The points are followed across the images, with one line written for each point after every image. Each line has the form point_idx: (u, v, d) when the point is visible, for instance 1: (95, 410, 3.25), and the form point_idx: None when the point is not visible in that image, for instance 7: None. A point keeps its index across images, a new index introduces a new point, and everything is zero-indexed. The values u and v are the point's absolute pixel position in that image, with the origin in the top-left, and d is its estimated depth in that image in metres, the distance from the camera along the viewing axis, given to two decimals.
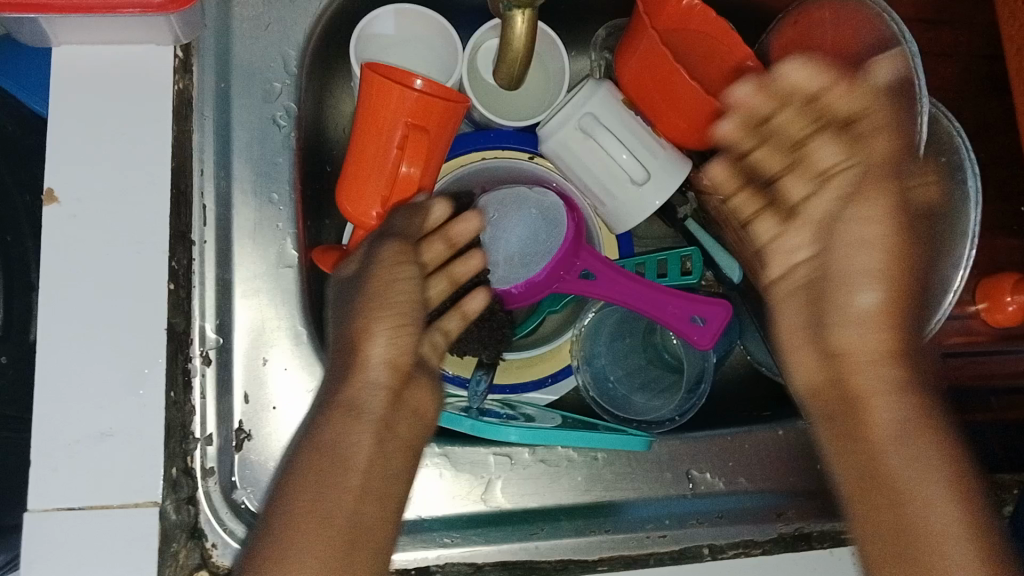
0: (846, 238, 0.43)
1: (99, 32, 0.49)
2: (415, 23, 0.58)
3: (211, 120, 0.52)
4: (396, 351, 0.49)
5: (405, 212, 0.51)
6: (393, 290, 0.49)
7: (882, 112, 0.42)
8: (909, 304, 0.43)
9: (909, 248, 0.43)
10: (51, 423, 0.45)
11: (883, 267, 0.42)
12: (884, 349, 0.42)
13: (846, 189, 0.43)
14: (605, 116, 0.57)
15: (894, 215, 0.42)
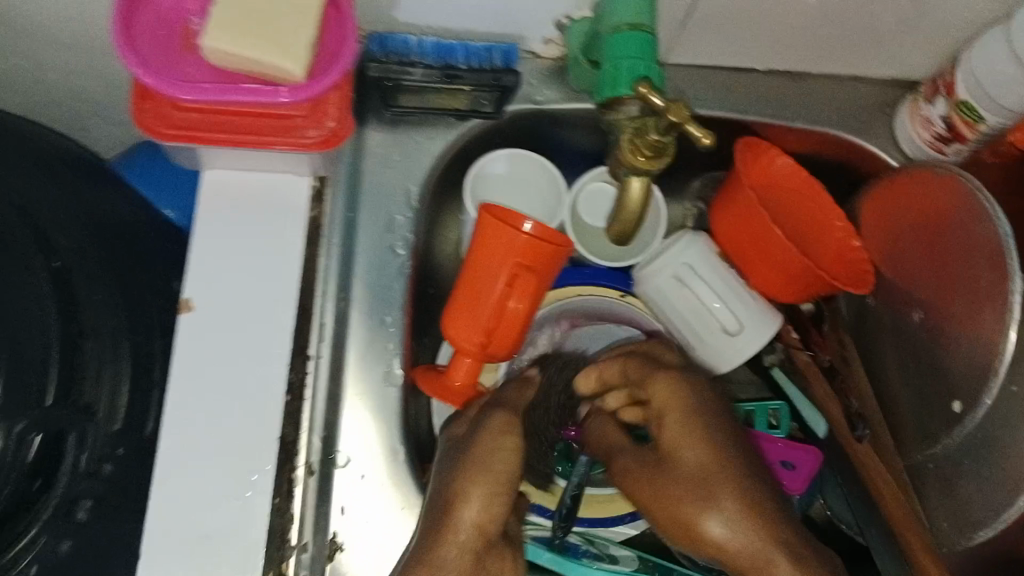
0: (684, 463, 0.49)
1: (248, 162, 0.54)
2: (527, 165, 0.63)
3: (338, 245, 0.57)
4: (485, 519, 0.51)
5: (516, 387, 0.58)
6: (490, 459, 0.52)
7: (680, 385, 0.53)
8: (749, 491, 0.48)
9: (737, 466, 0.48)
10: (164, 520, 0.48)
11: (716, 486, 0.48)
12: (753, 547, 0.46)
13: (675, 425, 0.51)
14: (700, 265, 0.60)
15: (705, 436, 0.50)
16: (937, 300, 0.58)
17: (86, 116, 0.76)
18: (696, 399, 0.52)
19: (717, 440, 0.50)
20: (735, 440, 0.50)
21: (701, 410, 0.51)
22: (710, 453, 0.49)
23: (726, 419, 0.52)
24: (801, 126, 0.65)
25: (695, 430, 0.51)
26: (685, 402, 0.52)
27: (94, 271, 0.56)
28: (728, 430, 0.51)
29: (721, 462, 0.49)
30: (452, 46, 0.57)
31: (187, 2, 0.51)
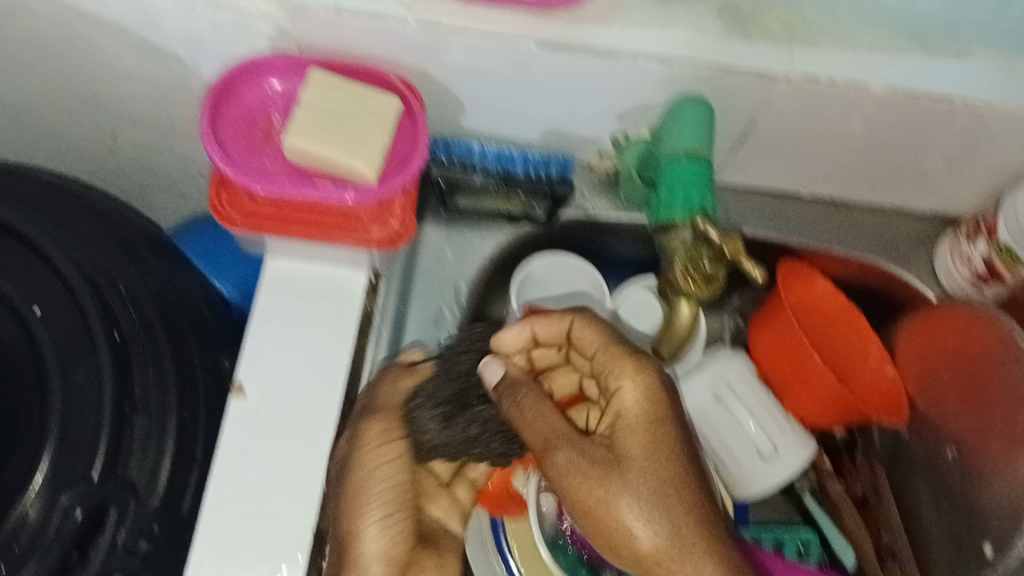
0: (628, 443, 0.49)
1: (312, 253, 0.56)
2: (563, 271, 0.64)
3: (386, 338, 0.60)
4: (390, 550, 0.51)
5: (387, 387, 0.55)
6: (374, 480, 0.52)
7: (627, 359, 0.51)
8: (691, 491, 0.48)
9: (679, 460, 0.49)
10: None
11: (655, 472, 0.48)
12: (681, 545, 0.47)
13: (631, 405, 0.50)
14: (739, 385, 0.61)
15: (655, 424, 0.49)
16: (969, 441, 0.59)
17: (152, 188, 0.79)
18: (665, 395, 0.50)
19: (671, 444, 0.49)
20: (684, 444, 0.50)
21: (658, 394, 0.50)
22: (661, 460, 0.48)
23: (684, 421, 0.50)
24: (845, 253, 0.66)
25: (655, 438, 0.49)
26: (654, 401, 0.50)
27: (152, 346, 0.58)
28: (683, 435, 0.50)
29: (664, 453, 0.49)
30: (511, 156, 0.60)
31: (272, 100, 0.54)
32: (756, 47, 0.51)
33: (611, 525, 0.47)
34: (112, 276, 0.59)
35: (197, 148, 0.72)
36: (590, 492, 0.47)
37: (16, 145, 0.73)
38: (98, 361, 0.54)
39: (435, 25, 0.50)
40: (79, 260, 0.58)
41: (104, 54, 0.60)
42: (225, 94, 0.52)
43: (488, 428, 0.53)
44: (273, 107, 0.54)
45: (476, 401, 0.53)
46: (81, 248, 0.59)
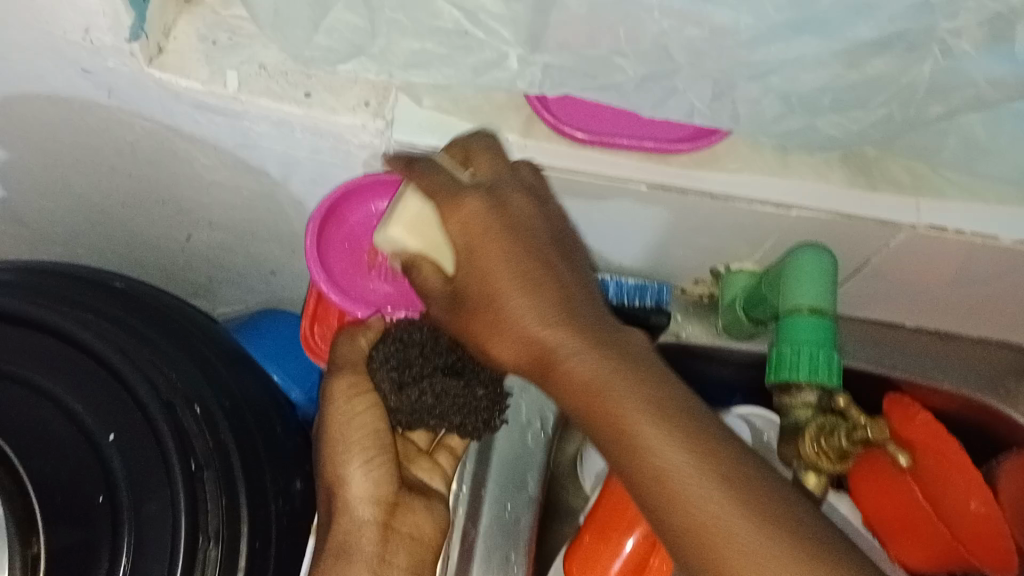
0: (472, 263, 0.45)
1: None
2: None
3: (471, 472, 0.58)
4: (376, 488, 0.53)
5: (347, 339, 0.53)
6: (352, 430, 0.53)
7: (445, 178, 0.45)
8: (554, 312, 0.43)
9: (535, 276, 0.44)
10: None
11: (497, 284, 0.44)
12: (577, 366, 0.42)
13: (467, 228, 0.45)
14: None
15: (503, 247, 0.44)
16: None
17: (217, 280, 0.77)
18: (511, 207, 0.45)
19: (510, 248, 0.44)
20: (545, 258, 0.45)
21: (487, 211, 0.45)
22: (505, 261, 0.44)
23: (535, 240, 0.45)
24: (952, 387, 0.63)
25: (488, 241, 0.44)
26: (494, 211, 0.45)
27: (227, 476, 0.54)
28: (533, 244, 0.45)
29: (506, 262, 0.44)
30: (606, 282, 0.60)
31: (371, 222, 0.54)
32: (884, 198, 0.50)
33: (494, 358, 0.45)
34: (190, 398, 0.55)
35: (273, 250, 0.70)
36: (492, 335, 0.44)
37: (86, 239, 0.72)
38: (174, 497, 0.51)
39: (549, 167, 0.49)
40: (156, 381, 0.55)
41: (195, 166, 0.59)
42: (327, 219, 0.53)
43: (442, 401, 0.51)
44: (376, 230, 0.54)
45: (428, 369, 0.52)
46: (158, 368, 0.55)
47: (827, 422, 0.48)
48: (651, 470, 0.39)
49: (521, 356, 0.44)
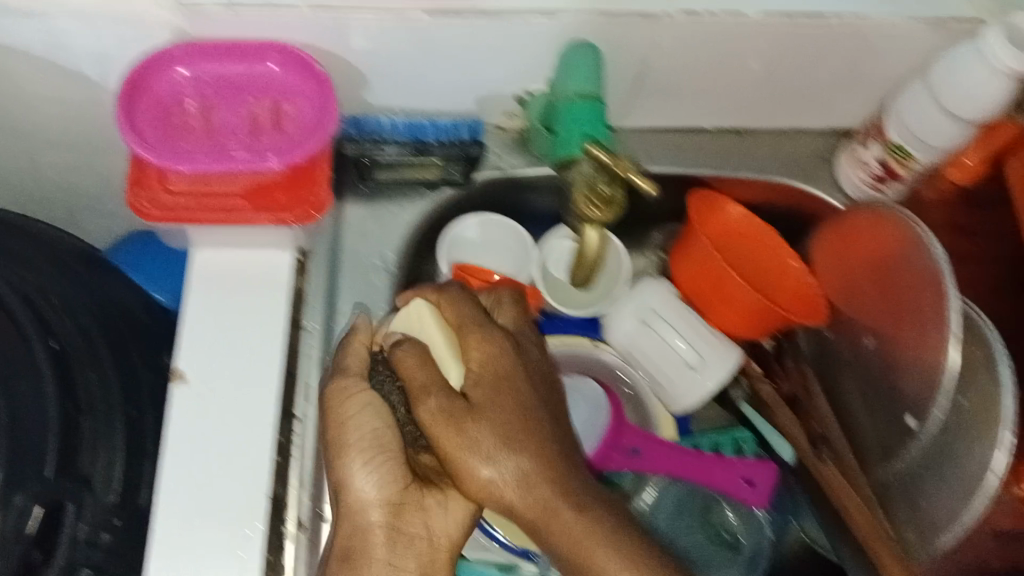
0: (487, 401, 0.51)
1: (231, 239, 0.59)
2: (496, 229, 0.68)
3: (320, 309, 0.61)
4: (386, 493, 0.52)
5: (343, 348, 0.56)
6: (347, 433, 0.52)
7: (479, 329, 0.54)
8: (553, 450, 0.51)
9: (536, 423, 0.51)
10: (171, 569, 0.53)
11: (505, 426, 0.50)
12: (548, 511, 0.50)
13: (479, 377, 0.52)
14: (664, 310, 0.65)
15: (512, 399, 0.51)
16: (889, 331, 0.62)
17: (78, 211, 0.80)
18: (506, 357, 0.53)
19: (519, 396, 0.52)
20: (534, 409, 0.52)
21: (502, 365, 0.53)
22: (513, 410, 0.51)
23: (536, 397, 0.53)
24: (749, 174, 0.70)
25: (501, 391, 0.52)
26: (493, 358, 0.53)
27: (91, 354, 0.60)
28: (523, 394, 0.52)
29: (513, 405, 0.51)
30: (422, 125, 0.62)
31: (182, 87, 0.56)
32: None
33: (470, 478, 0.50)
34: (43, 292, 0.61)
35: (120, 165, 0.73)
36: (484, 476, 0.50)
37: None
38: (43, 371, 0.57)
39: (328, 9, 0.55)
40: (11, 280, 0.60)
41: (15, 80, 0.62)
42: (136, 89, 0.55)
43: None
44: (186, 92, 0.56)
45: None
46: (15, 273, 0.61)
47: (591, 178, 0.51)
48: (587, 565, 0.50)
49: (511, 494, 0.50)
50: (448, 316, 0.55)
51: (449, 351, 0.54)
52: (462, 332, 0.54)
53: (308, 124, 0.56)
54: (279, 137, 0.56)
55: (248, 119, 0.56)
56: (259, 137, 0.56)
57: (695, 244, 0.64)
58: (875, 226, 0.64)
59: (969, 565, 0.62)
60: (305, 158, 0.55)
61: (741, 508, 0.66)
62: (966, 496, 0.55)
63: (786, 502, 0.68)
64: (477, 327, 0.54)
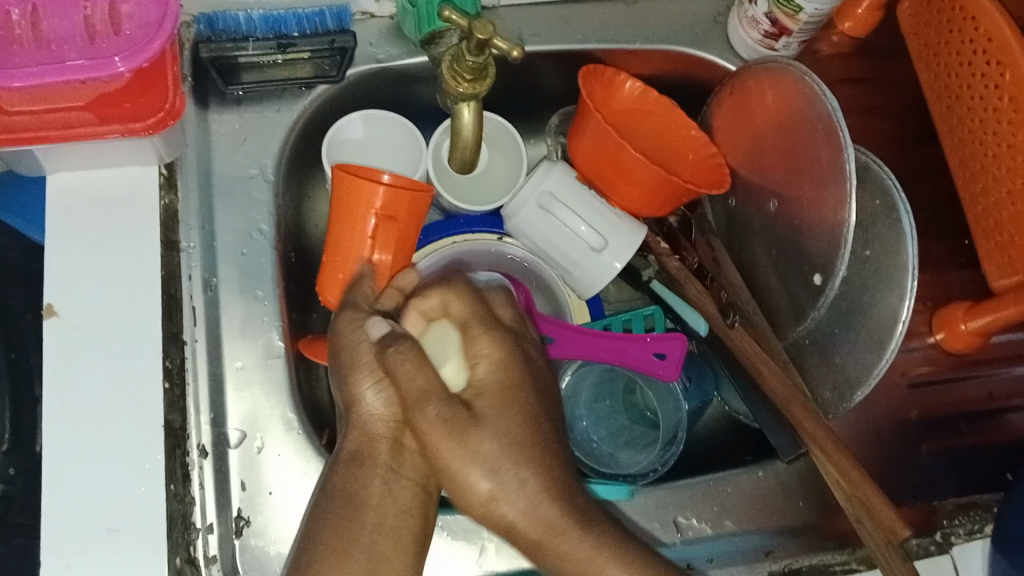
0: (501, 442, 0.45)
1: (91, 158, 0.54)
2: (382, 127, 0.64)
3: (198, 228, 0.58)
4: (393, 404, 0.50)
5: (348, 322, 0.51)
6: (359, 348, 0.49)
7: (509, 366, 0.48)
8: (572, 511, 0.47)
9: (542, 443, 0.47)
10: (61, 511, 0.49)
11: (504, 457, 0.45)
12: (550, 532, 0.46)
13: (484, 411, 0.46)
14: (560, 192, 0.62)
15: (531, 424, 0.47)
16: (788, 192, 0.59)
17: None
18: (514, 376, 0.48)
19: (537, 454, 0.46)
20: (536, 437, 0.47)
21: (518, 426, 0.46)
22: (532, 454, 0.46)
23: (546, 427, 0.48)
24: (642, 46, 0.66)
25: (512, 441, 0.46)
26: (502, 373, 0.48)
27: None
28: (525, 413, 0.47)
29: (523, 427, 0.46)
30: (282, 16, 0.58)
31: None
32: None
33: (514, 504, 0.46)
34: None
35: None
36: (527, 517, 0.46)
37: None
38: None
39: None
40: None
41: None
42: None
43: None
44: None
45: None
46: None
47: (459, 45, 0.48)
48: None
49: (580, 556, 0.46)
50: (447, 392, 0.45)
51: (456, 345, 0.49)
52: (478, 395, 0.47)
53: (149, 22, 0.51)
54: (118, 40, 0.50)
55: (81, 21, 0.50)
56: (95, 43, 0.50)
57: (587, 121, 0.60)
58: (768, 84, 0.59)
59: (889, 417, 0.62)
60: (149, 60, 0.50)
61: (659, 387, 0.65)
62: (876, 347, 0.54)
63: (706, 375, 0.67)
64: (481, 338, 0.49)
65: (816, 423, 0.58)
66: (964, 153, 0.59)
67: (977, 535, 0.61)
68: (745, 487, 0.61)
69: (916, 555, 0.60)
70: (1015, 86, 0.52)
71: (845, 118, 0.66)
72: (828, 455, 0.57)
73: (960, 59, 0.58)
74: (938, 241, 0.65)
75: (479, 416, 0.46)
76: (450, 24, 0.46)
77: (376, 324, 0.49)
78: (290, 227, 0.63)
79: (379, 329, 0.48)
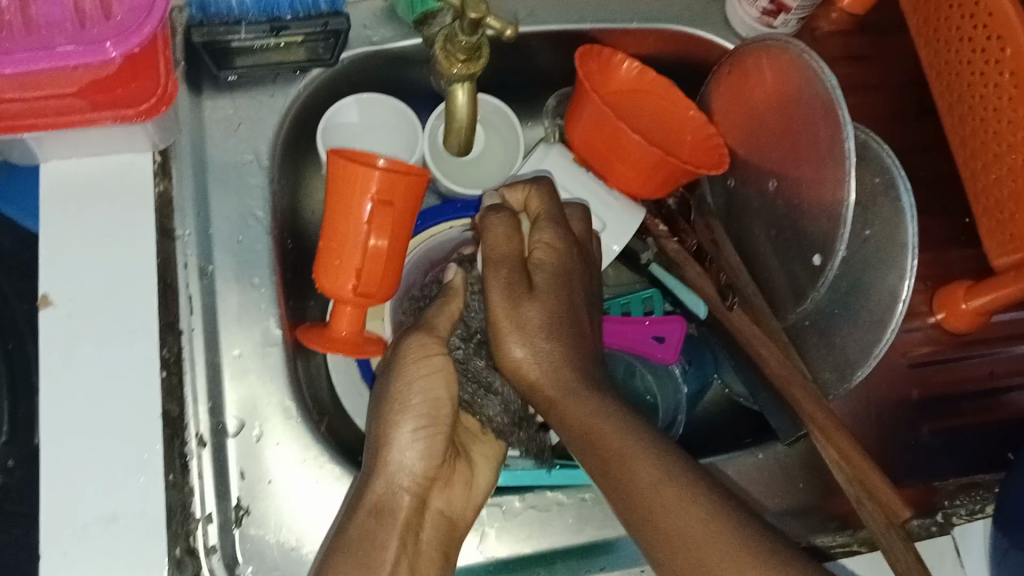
0: (545, 315, 0.50)
1: (84, 146, 0.54)
2: (377, 110, 0.64)
3: (192, 214, 0.57)
4: (428, 457, 0.51)
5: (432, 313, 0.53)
6: (410, 391, 0.50)
7: (566, 251, 0.53)
8: (585, 384, 0.49)
9: (575, 334, 0.51)
10: (61, 501, 0.48)
11: (542, 323, 0.49)
12: (560, 393, 0.49)
13: (539, 285, 0.51)
14: (558, 174, 0.63)
15: (565, 305, 0.51)
16: (788, 172, 0.58)
17: None
18: (569, 257, 0.53)
19: (568, 321, 0.51)
20: (577, 323, 0.51)
21: (559, 298, 0.51)
22: (561, 310, 0.51)
23: (582, 319, 0.52)
24: (639, 26, 0.66)
25: (549, 315, 0.50)
26: (560, 256, 0.52)
27: None
28: (565, 303, 0.51)
29: (561, 311, 0.51)
30: None
31: None
32: None
33: (542, 366, 0.49)
34: None
35: None
36: (551, 381, 0.49)
37: None
38: None
39: None
40: None
41: None
42: None
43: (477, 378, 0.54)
44: None
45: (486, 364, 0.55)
46: None
47: (453, 25, 0.47)
48: (653, 510, 0.43)
49: (589, 420, 0.47)
50: (508, 253, 0.51)
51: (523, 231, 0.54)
52: (534, 258, 0.52)
53: (140, 6, 0.50)
54: (109, 25, 0.49)
55: (70, 6, 0.50)
56: (85, 27, 0.49)
57: (585, 101, 0.59)
58: (768, 62, 0.59)
59: (888, 397, 0.62)
60: (139, 46, 0.50)
61: (659, 371, 0.65)
62: (876, 327, 0.53)
63: (706, 357, 0.67)
64: (545, 228, 0.53)
65: (816, 404, 0.58)
66: (964, 130, 0.58)
67: (978, 515, 0.61)
68: (745, 468, 0.62)
69: (917, 536, 0.59)
70: (1015, 60, 0.52)
71: (845, 96, 0.66)
72: (828, 437, 0.57)
73: (961, 35, 0.57)
74: (939, 220, 0.64)
75: (522, 293, 0.50)
76: (443, 3, 0.45)
77: (488, 218, 0.52)
78: (286, 213, 0.63)
79: (489, 223, 0.52)
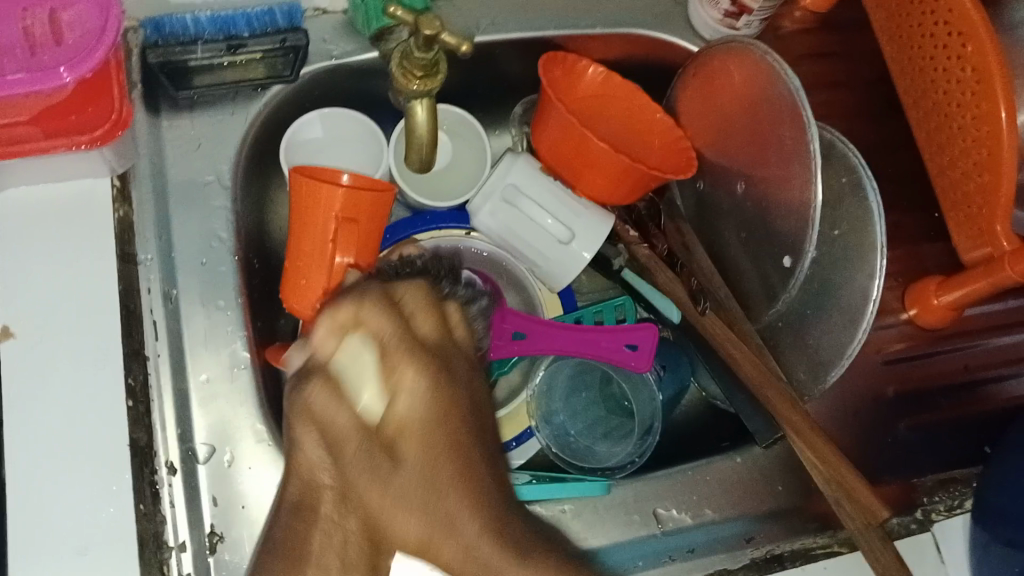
0: (431, 477, 0.40)
1: (40, 173, 0.52)
2: (340, 124, 0.63)
3: (154, 240, 0.56)
4: (335, 436, 0.40)
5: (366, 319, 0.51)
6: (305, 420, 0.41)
7: (442, 387, 0.42)
8: (507, 530, 0.40)
9: (475, 462, 0.41)
10: (27, 538, 0.47)
11: (433, 485, 0.40)
12: (487, 571, 0.39)
13: (413, 443, 0.40)
14: (525, 184, 0.61)
15: (456, 448, 0.41)
16: (756, 174, 0.58)
17: None
18: (442, 392, 0.42)
19: (461, 460, 0.40)
20: (471, 450, 0.41)
21: (448, 445, 0.41)
22: (449, 465, 0.40)
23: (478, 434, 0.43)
24: (603, 31, 0.65)
25: (439, 467, 0.40)
26: (425, 401, 0.41)
27: None
28: (460, 434, 0.41)
29: (451, 465, 0.40)
30: (230, 17, 0.57)
31: None
32: None
33: (445, 536, 0.39)
34: None
35: None
36: (462, 560, 0.39)
37: None
38: None
39: None
40: None
41: None
42: None
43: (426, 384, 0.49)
44: None
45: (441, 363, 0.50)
46: None
47: (408, 41, 0.47)
48: None
49: None
50: (349, 414, 0.41)
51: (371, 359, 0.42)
52: (398, 405, 0.41)
53: (92, 30, 0.49)
54: (60, 51, 0.48)
55: (20, 32, 0.49)
56: (36, 53, 0.48)
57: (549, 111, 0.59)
58: (734, 64, 0.58)
59: (865, 394, 0.62)
60: (93, 70, 0.49)
61: (633, 378, 0.65)
62: (848, 327, 0.53)
63: (682, 363, 0.67)
64: (403, 355, 0.42)
65: (792, 407, 0.58)
66: (930, 125, 0.58)
67: (957, 511, 0.61)
68: (723, 473, 0.62)
69: (898, 534, 0.59)
70: (977, 55, 0.51)
71: (811, 93, 0.65)
72: (805, 439, 0.57)
73: (923, 31, 0.57)
74: (908, 214, 0.64)
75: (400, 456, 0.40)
76: (397, 20, 0.45)
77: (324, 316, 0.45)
78: (252, 232, 0.62)
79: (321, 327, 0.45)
